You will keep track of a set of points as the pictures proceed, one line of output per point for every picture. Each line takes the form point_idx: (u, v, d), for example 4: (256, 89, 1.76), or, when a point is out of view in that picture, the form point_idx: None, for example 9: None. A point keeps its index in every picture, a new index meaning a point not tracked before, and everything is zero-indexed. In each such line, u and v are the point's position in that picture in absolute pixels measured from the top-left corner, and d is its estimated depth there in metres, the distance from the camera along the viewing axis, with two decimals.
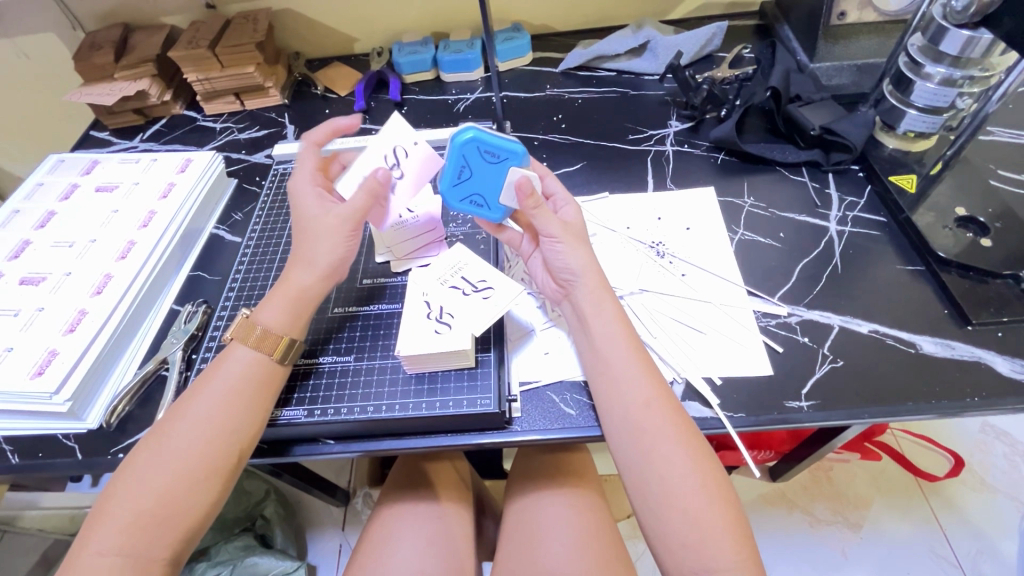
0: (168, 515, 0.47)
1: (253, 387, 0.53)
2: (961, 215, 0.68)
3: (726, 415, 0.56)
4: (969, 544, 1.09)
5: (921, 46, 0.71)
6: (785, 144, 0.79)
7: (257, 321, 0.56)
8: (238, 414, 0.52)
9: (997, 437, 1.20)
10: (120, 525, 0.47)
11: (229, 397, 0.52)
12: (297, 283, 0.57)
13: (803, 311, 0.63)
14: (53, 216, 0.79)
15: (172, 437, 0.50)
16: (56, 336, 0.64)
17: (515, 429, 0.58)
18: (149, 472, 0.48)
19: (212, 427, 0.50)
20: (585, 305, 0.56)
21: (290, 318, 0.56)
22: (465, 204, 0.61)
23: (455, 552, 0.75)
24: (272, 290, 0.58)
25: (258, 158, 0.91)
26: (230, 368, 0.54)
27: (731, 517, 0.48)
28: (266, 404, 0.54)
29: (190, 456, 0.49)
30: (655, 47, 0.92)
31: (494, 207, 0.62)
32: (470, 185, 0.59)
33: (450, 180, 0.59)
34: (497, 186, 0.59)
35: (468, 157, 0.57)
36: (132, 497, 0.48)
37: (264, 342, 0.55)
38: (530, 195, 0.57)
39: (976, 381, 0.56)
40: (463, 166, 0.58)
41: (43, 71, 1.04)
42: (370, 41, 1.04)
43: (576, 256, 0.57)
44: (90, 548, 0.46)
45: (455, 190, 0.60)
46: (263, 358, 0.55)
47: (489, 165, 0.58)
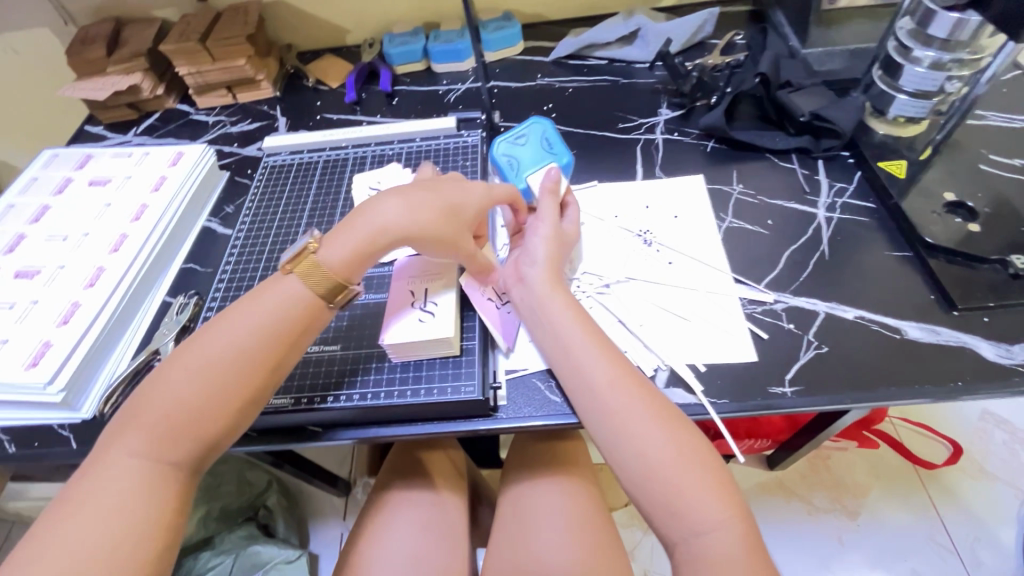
0: (188, 424, 0.47)
1: (284, 317, 0.51)
2: (950, 200, 0.68)
3: (709, 402, 0.57)
4: (967, 531, 1.09)
5: (911, 30, 0.71)
6: (775, 131, 0.78)
7: (322, 258, 0.53)
8: (258, 333, 0.50)
9: (997, 424, 1.20)
10: (145, 429, 0.47)
11: (258, 316, 0.51)
12: (370, 229, 0.55)
13: (788, 298, 0.63)
14: (47, 210, 0.79)
15: (199, 347, 0.50)
16: (50, 327, 0.65)
17: (500, 416, 0.58)
18: (174, 380, 0.48)
19: (236, 342, 0.50)
20: (539, 287, 0.58)
21: (351, 258, 0.54)
22: (502, 157, 0.74)
23: (447, 540, 0.76)
24: (343, 225, 0.56)
25: (250, 151, 0.92)
26: (273, 296, 0.52)
27: (719, 481, 0.49)
28: (293, 332, 0.52)
29: (215, 369, 0.49)
30: (646, 35, 0.92)
31: (519, 178, 0.72)
32: (519, 150, 0.74)
33: (508, 137, 0.75)
34: (533, 164, 0.73)
35: (533, 135, 0.75)
36: (157, 405, 0.47)
37: (320, 283, 0.53)
38: (553, 184, 0.66)
39: (961, 366, 0.56)
40: (524, 136, 0.75)
41: (37, 68, 1.05)
42: (362, 32, 1.04)
43: (537, 246, 0.61)
44: (116, 451, 0.46)
45: (504, 146, 0.74)
46: (311, 296, 0.53)
47: (543, 151, 0.74)
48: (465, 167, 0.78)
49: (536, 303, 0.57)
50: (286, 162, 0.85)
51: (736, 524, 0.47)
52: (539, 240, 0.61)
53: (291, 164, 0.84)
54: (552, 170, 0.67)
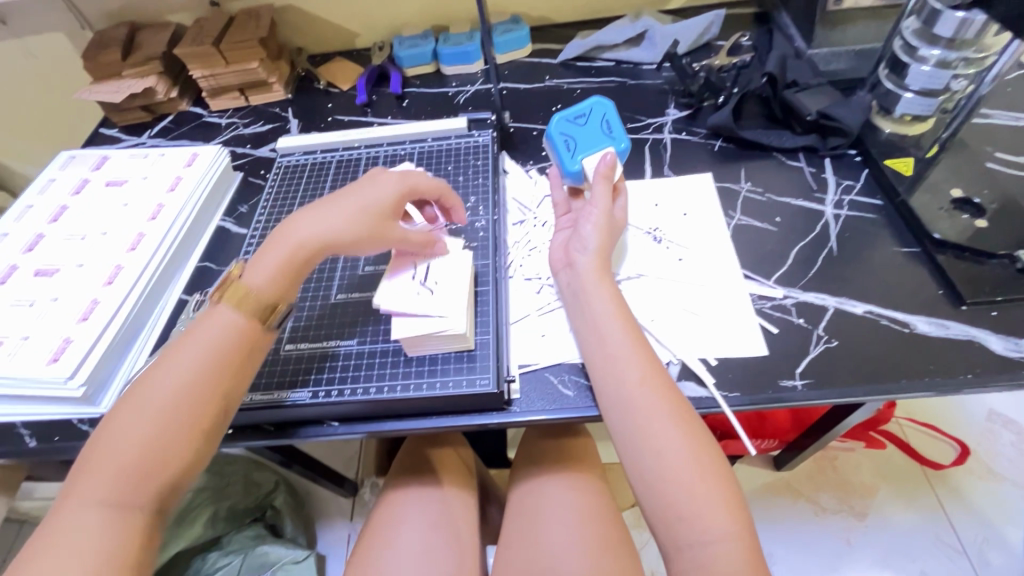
0: (153, 469, 0.46)
1: (227, 347, 0.51)
2: (957, 197, 0.68)
3: (721, 395, 0.57)
4: (976, 531, 1.09)
5: (916, 29, 0.71)
6: (782, 130, 0.79)
7: (246, 285, 0.54)
8: (214, 377, 0.50)
9: (1004, 425, 1.20)
10: (109, 474, 0.45)
11: (202, 363, 0.50)
12: (288, 247, 0.56)
13: (798, 294, 0.64)
14: (65, 210, 0.81)
15: (153, 391, 0.49)
16: (71, 324, 0.66)
17: (514, 409, 0.59)
18: (126, 427, 0.47)
19: (187, 389, 0.49)
20: (587, 276, 0.59)
21: (278, 276, 0.55)
22: (560, 138, 0.70)
23: (459, 536, 0.77)
24: (263, 248, 0.57)
25: (263, 152, 0.93)
26: (210, 329, 0.52)
27: (729, 496, 0.49)
28: (242, 371, 0.52)
29: (166, 416, 0.48)
30: (652, 36, 0.93)
31: (572, 160, 0.69)
32: (573, 130, 0.71)
33: (568, 115, 0.72)
34: (590, 146, 0.70)
35: (594, 116, 0.72)
36: (114, 451, 0.46)
37: (248, 304, 0.53)
38: (607, 170, 0.66)
39: (970, 360, 0.57)
40: (583, 115, 0.72)
41: (53, 71, 1.07)
42: (372, 35, 1.06)
43: (591, 235, 0.62)
44: (75, 501, 0.45)
45: (562, 125, 0.71)
46: (246, 322, 0.53)
47: (602, 133, 0.71)
48: (476, 166, 0.79)
49: (584, 292, 0.59)
50: (299, 162, 0.86)
51: (743, 540, 0.48)
52: (590, 225, 0.63)
53: (304, 165, 0.86)
54: (608, 155, 0.67)
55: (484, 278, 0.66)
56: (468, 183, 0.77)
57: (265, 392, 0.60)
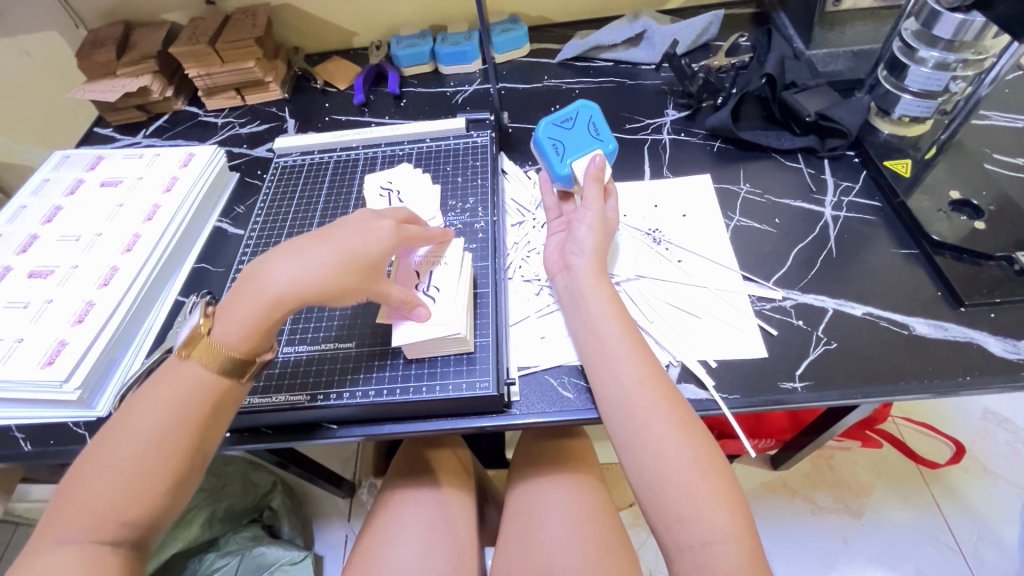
0: (124, 515, 0.46)
1: (196, 399, 0.50)
2: (955, 198, 0.68)
3: (721, 397, 0.57)
4: (971, 530, 1.10)
5: (915, 31, 0.71)
6: (781, 131, 0.79)
7: (217, 340, 0.51)
8: (185, 425, 0.49)
9: (999, 423, 1.20)
10: (84, 513, 0.46)
11: (172, 409, 0.49)
12: (258, 302, 0.52)
13: (797, 295, 0.64)
14: (59, 211, 0.80)
15: (122, 436, 0.48)
16: (65, 326, 0.66)
17: (514, 412, 0.59)
18: (97, 472, 0.47)
19: (158, 435, 0.48)
20: (584, 280, 0.59)
21: (249, 333, 0.52)
22: (548, 142, 0.69)
23: (457, 538, 0.76)
24: (234, 300, 0.53)
25: (260, 152, 0.92)
26: (179, 379, 0.50)
27: (730, 496, 0.49)
28: (214, 418, 0.51)
29: (134, 464, 0.47)
30: (651, 36, 0.92)
31: (562, 165, 0.69)
32: (562, 134, 0.70)
33: (554, 120, 0.70)
34: (579, 150, 0.69)
35: (580, 119, 0.71)
36: (86, 496, 0.46)
37: (216, 359, 0.51)
38: (596, 173, 0.65)
39: (968, 361, 0.57)
40: (570, 118, 0.71)
41: (47, 70, 1.06)
42: (369, 35, 1.05)
43: (586, 238, 0.62)
44: (50, 544, 0.45)
45: (550, 130, 0.70)
46: (214, 375, 0.51)
47: (590, 136, 0.70)
48: (474, 167, 0.79)
49: (582, 295, 0.59)
50: (296, 162, 0.86)
51: (744, 541, 0.48)
52: (585, 227, 0.63)
53: (302, 165, 0.85)
54: (598, 156, 0.66)
55: (484, 280, 0.66)
56: (466, 184, 0.77)
57: (265, 395, 0.59)
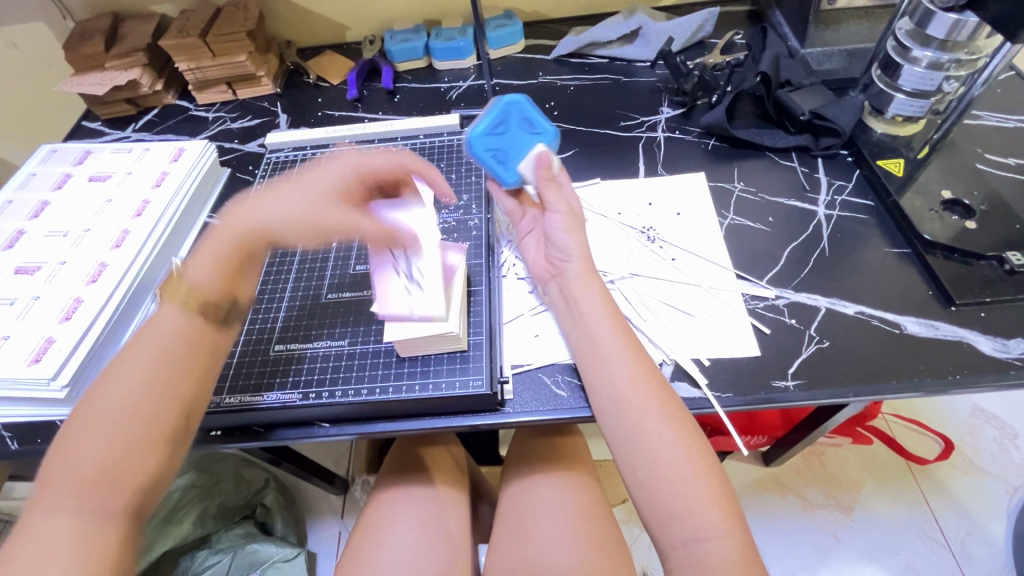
0: (121, 471, 0.44)
1: (179, 343, 0.50)
2: (947, 198, 0.69)
3: (714, 395, 0.57)
4: (959, 525, 1.11)
5: (909, 30, 0.71)
6: (775, 130, 0.79)
7: (186, 278, 0.52)
8: (173, 368, 0.49)
9: (988, 420, 1.22)
10: (72, 485, 0.43)
11: (158, 358, 0.48)
12: (233, 239, 0.54)
13: (790, 294, 0.64)
14: (46, 206, 0.79)
15: (107, 396, 0.46)
16: (53, 323, 0.65)
17: (507, 410, 0.58)
18: (85, 433, 0.45)
19: (146, 384, 0.47)
20: (574, 280, 0.58)
21: (221, 267, 0.53)
22: (485, 155, 0.60)
23: (450, 535, 0.76)
24: (206, 243, 0.54)
25: (251, 147, 0.91)
26: (155, 330, 0.50)
27: (722, 492, 0.49)
28: (201, 361, 0.51)
29: (127, 414, 0.46)
30: (647, 34, 0.92)
31: (509, 170, 0.62)
32: (500, 139, 0.61)
33: (483, 127, 0.60)
34: (522, 151, 0.61)
35: (511, 116, 0.61)
36: (75, 461, 0.44)
37: (193, 299, 0.51)
38: (546, 169, 0.60)
39: (958, 360, 0.57)
40: (501, 121, 0.61)
41: (34, 62, 1.04)
42: (363, 29, 1.04)
43: (569, 239, 0.59)
44: (39, 516, 0.42)
45: (482, 140, 0.60)
46: (192, 317, 0.51)
47: (525, 133, 0.62)
48: (468, 164, 0.78)
49: (573, 297, 0.58)
50: (288, 158, 0.85)
51: (736, 537, 0.48)
52: (561, 232, 0.59)
53: (294, 161, 0.84)
54: (543, 152, 0.60)
55: (478, 277, 0.66)
56: (460, 181, 0.77)
57: (258, 394, 0.59)
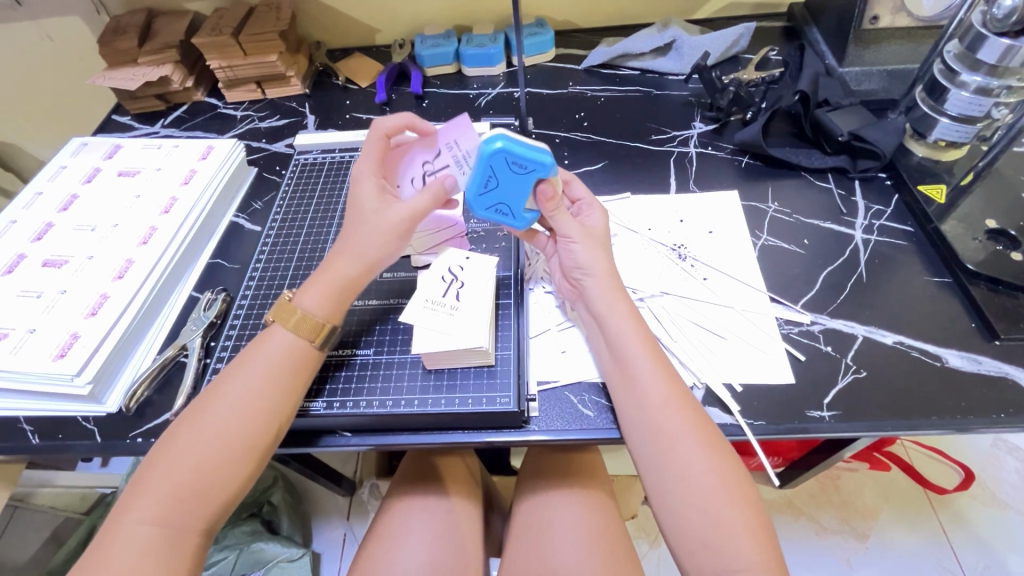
0: (208, 487, 0.48)
1: (291, 369, 0.54)
2: (991, 227, 0.67)
3: (746, 422, 0.56)
4: (978, 559, 1.07)
5: (957, 53, 0.70)
6: (811, 150, 0.78)
7: (298, 304, 0.56)
8: (277, 392, 0.52)
9: (1009, 451, 1.18)
10: (159, 495, 0.47)
11: (261, 381, 0.52)
12: (341, 272, 0.57)
13: (826, 320, 0.62)
14: (76, 199, 0.79)
15: (210, 415, 0.50)
16: (79, 318, 0.65)
17: (532, 428, 0.57)
18: (184, 447, 0.49)
19: (247, 406, 0.51)
20: (602, 301, 0.56)
21: (330, 304, 0.56)
22: (491, 212, 0.60)
23: (463, 549, 0.75)
24: (315, 275, 0.58)
25: (279, 148, 0.91)
26: (268, 351, 0.54)
27: (756, 526, 0.48)
28: (300, 385, 0.54)
29: (224, 433, 0.49)
30: (680, 47, 0.91)
31: (521, 216, 0.60)
32: (496, 194, 0.58)
33: (476, 188, 0.58)
34: (523, 196, 0.58)
35: (495, 167, 0.56)
36: (170, 469, 0.48)
37: (305, 326, 0.55)
38: (551, 199, 0.57)
39: (1003, 397, 0.55)
40: (490, 176, 0.57)
41: (67, 55, 1.05)
42: (393, 32, 1.04)
43: (590, 255, 0.58)
44: (129, 518, 0.47)
45: (481, 199, 0.59)
46: (304, 343, 0.55)
47: (517, 175, 0.56)
48: None
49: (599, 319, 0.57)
50: (317, 160, 0.85)
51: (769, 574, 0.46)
52: (580, 244, 0.58)
53: (322, 163, 0.84)
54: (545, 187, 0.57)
55: (507, 290, 0.65)
56: None
57: None
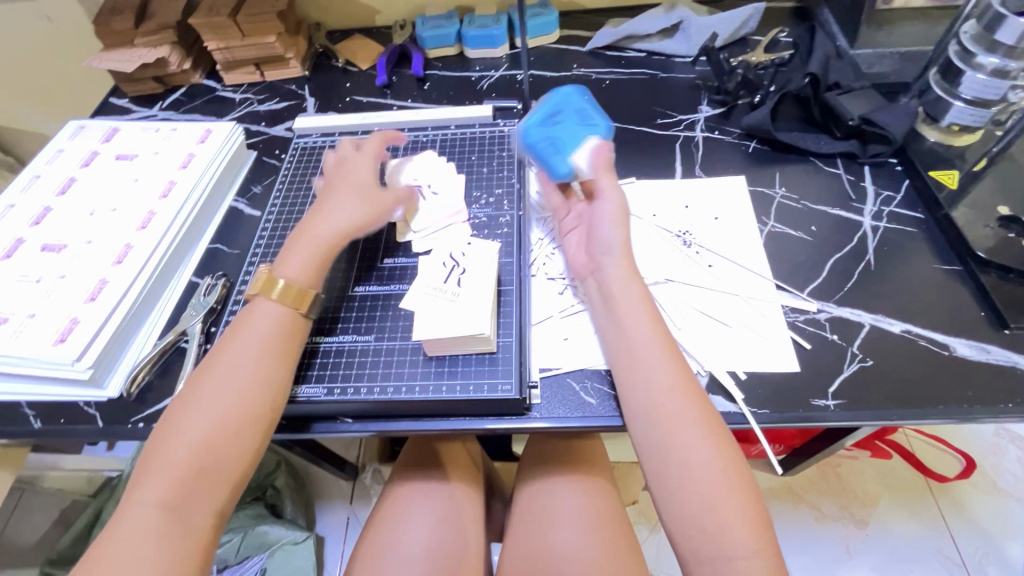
0: (210, 467, 0.48)
1: (279, 341, 0.54)
2: (1004, 214, 0.65)
3: (750, 411, 0.55)
4: (977, 546, 1.08)
5: (974, 34, 0.68)
6: (820, 134, 0.76)
7: (281, 275, 0.56)
8: (269, 367, 0.52)
9: (1012, 440, 1.18)
10: (163, 477, 0.47)
11: (254, 359, 0.52)
12: (319, 237, 0.59)
13: (832, 308, 0.62)
14: (74, 183, 0.78)
15: (206, 395, 0.50)
16: (78, 303, 0.64)
17: (533, 415, 0.57)
18: (182, 429, 0.49)
19: (243, 383, 0.51)
20: (617, 279, 0.56)
21: (311, 271, 0.58)
22: (539, 142, 0.66)
23: (464, 534, 0.75)
24: (293, 241, 0.60)
25: (278, 131, 0.90)
26: (255, 323, 0.54)
27: (751, 511, 0.47)
28: (292, 362, 0.54)
29: (222, 413, 0.49)
30: (687, 28, 0.89)
31: (561, 162, 0.64)
32: (552, 130, 0.66)
33: (540, 117, 0.66)
34: (574, 141, 0.64)
35: (568, 112, 0.67)
36: (172, 451, 0.48)
37: (287, 295, 0.55)
38: (604, 158, 0.62)
39: (1011, 387, 0.55)
40: (558, 114, 0.67)
41: (64, 36, 1.03)
42: (393, 13, 1.01)
43: (612, 230, 0.58)
44: (136, 501, 0.47)
45: (537, 127, 0.66)
46: (289, 312, 0.55)
47: (578, 123, 0.66)
48: (502, 157, 0.77)
49: (611, 296, 0.56)
50: (316, 144, 0.84)
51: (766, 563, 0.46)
52: (608, 223, 0.59)
53: (321, 147, 0.83)
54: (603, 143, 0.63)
55: (508, 276, 0.64)
56: (492, 174, 0.75)
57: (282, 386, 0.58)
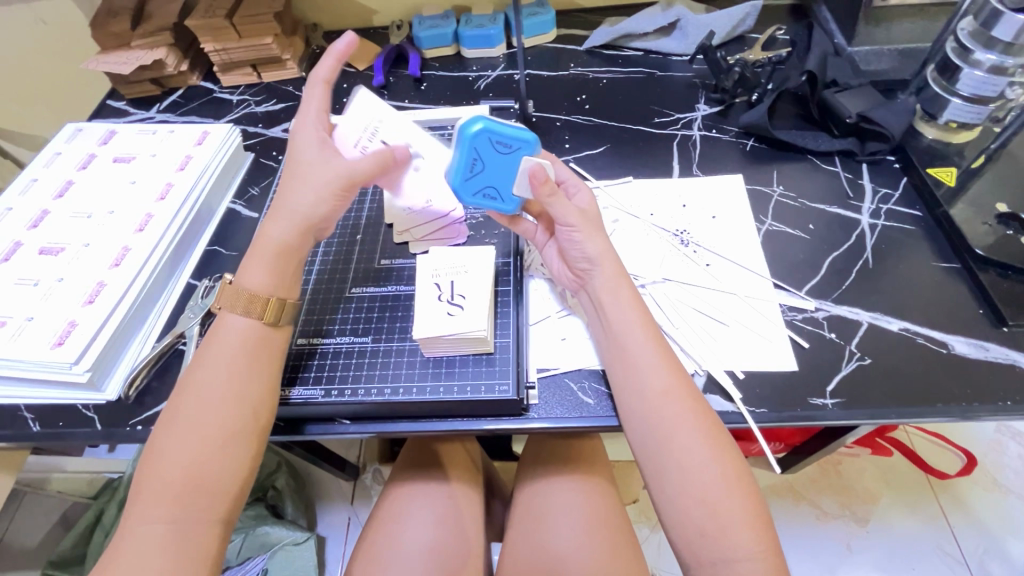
0: (204, 482, 0.48)
1: (252, 352, 0.53)
2: (1003, 211, 0.65)
3: (748, 410, 0.55)
4: (978, 543, 1.08)
5: (972, 31, 0.68)
6: (818, 132, 0.76)
7: (241, 287, 0.55)
8: (247, 379, 0.52)
9: (1012, 437, 1.18)
10: (160, 497, 0.47)
11: (231, 373, 0.52)
12: (275, 237, 0.56)
13: (830, 307, 0.61)
14: (71, 185, 0.78)
15: (188, 414, 0.50)
16: (76, 307, 0.64)
17: (531, 416, 0.57)
18: (170, 449, 0.49)
19: (223, 398, 0.50)
20: (606, 288, 0.56)
21: (269, 277, 0.55)
22: (478, 198, 0.59)
23: (463, 534, 0.75)
24: (252, 250, 0.57)
25: (275, 133, 0.90)
26: (225, 338, 0.54)
27: (751, 511, 0.47)
28: (271, 371, 0.54)
29: (209, 429, 0.49)
30: (684, 26, 0.88)
31: (509, 198, 0.59)
32: (483, 178, 0.58)
33: (461, 175, 0.57)
34: (511, 176, 0.58)
35: (480, 150, 0.56)
36: (164, 471, 0.48)
37: (253, 305, 0.54)
38: (544, 182, 0.56)
39: (1009, 385, 0.54)
40: (475, 159, 0.56)
41: (62, 38, 1.03)
42: (389, 13, 1.01)
43: (591, 242, 0.57)
44: (136, 520, 0.47)
45: (467, 185, 0.58)
46: (254, 324, 0.54)
47: (502, 156, 0.57)
48: None
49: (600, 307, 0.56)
50: None
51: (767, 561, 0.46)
52: (576, 234, 0.57)
53: None
54: (537, 167, 0.56)
55: (506, 278, 0.64)
56: None
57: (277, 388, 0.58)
